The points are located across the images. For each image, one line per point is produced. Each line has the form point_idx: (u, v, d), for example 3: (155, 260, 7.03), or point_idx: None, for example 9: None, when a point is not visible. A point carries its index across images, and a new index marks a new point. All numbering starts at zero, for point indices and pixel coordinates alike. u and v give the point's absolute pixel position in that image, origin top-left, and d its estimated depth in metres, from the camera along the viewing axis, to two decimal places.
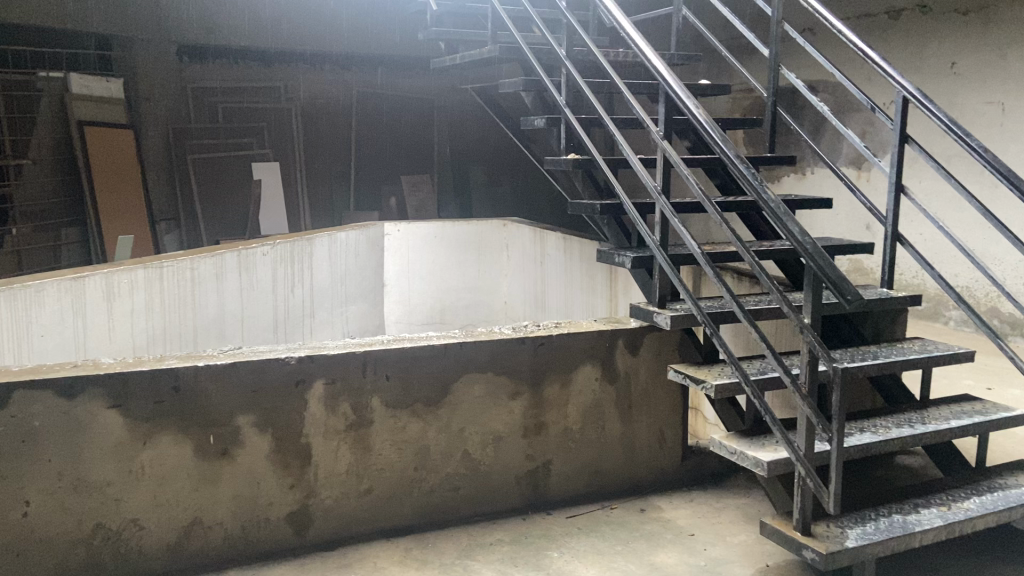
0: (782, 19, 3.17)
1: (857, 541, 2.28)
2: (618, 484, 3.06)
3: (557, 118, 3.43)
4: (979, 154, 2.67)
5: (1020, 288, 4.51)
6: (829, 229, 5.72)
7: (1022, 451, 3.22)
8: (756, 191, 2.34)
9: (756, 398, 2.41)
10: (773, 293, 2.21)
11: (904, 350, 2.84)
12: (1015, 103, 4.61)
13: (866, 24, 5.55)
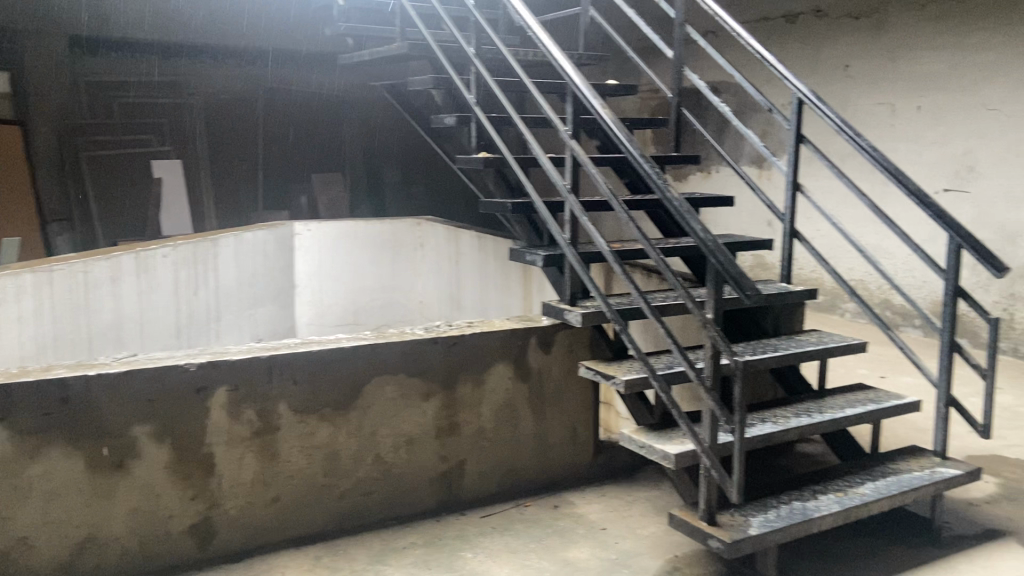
0: (684, 21, 3.25)
1: (760, 529, 2.35)
2: (531, 482, 3.07)
3: (468, 117, 3.42)
4: (867, 153, 2.79)
5: (909, 281, 4.76)
6: (733, 226, 5.91)
7: (910, 436, 3.41)
8: (661, 189, 2.38)
9: (664, 392, 2.45)
10: (677, 289, 2.25)
11: (802, 342, 2.95)
12: (903, 103, 4.87)
13: (764, 27, 5.76)
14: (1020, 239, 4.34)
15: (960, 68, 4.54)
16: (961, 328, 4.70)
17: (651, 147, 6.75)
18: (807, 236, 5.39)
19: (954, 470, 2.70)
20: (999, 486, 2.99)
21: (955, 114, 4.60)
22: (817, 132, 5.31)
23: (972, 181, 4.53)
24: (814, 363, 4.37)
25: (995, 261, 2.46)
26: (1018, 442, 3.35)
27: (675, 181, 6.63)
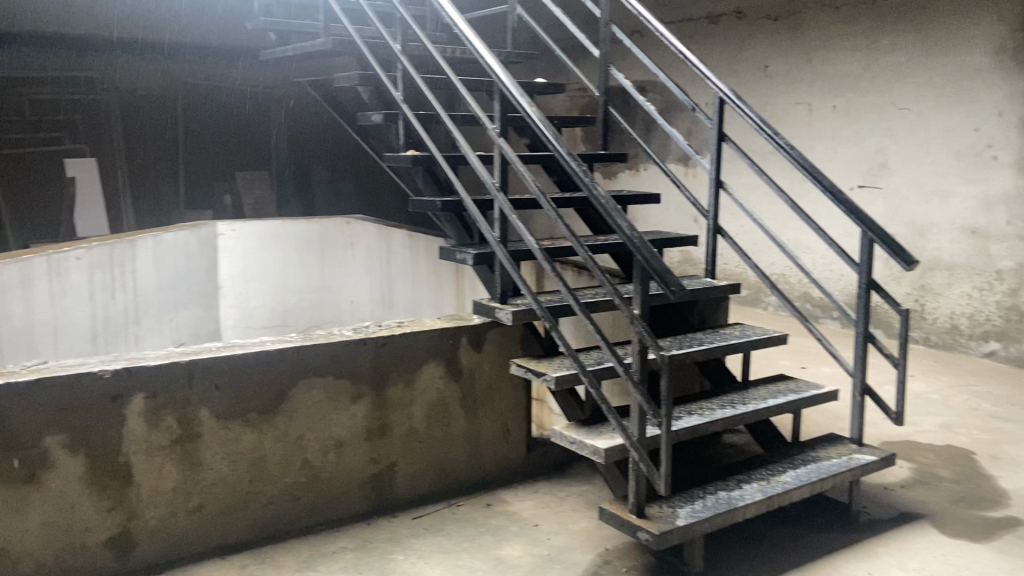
0: (610, 21, 3.28)
1: (687, 519, 2.40)
2: (463, 481, 3.06)
3: (395, 113, 3.39)
4: (786, 151, 2.87)
5: (826, 274, 4.94)
6: (661, 223, 6.03)
7: (828, 425, 3.54)
8: (588, 187, 2.39)
9: (593, 387, 2.48)
10: (605, 286, 2.27)
11: (726, 336, 3.03)
12: (819, 103, 5.04)
13: (688, 28, 5.87)
14: (929, 233, 4.55)
15: (871, 69, 4.72)
16: (876, 319, 4.91)
17: (580, 145, 6.82)
18: (731, 232, 5.53)
19: (870, 456, 2.81)
20: (913, 470, 3.13)
21: (867, 113, 4.78)
22: (738, 131, 5.46)
23: (885, 177, 4.72)
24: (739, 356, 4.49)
25: (904, 255, 2.57)
26: (929, 427, 3.51)
27: (604, 178, 6.72)
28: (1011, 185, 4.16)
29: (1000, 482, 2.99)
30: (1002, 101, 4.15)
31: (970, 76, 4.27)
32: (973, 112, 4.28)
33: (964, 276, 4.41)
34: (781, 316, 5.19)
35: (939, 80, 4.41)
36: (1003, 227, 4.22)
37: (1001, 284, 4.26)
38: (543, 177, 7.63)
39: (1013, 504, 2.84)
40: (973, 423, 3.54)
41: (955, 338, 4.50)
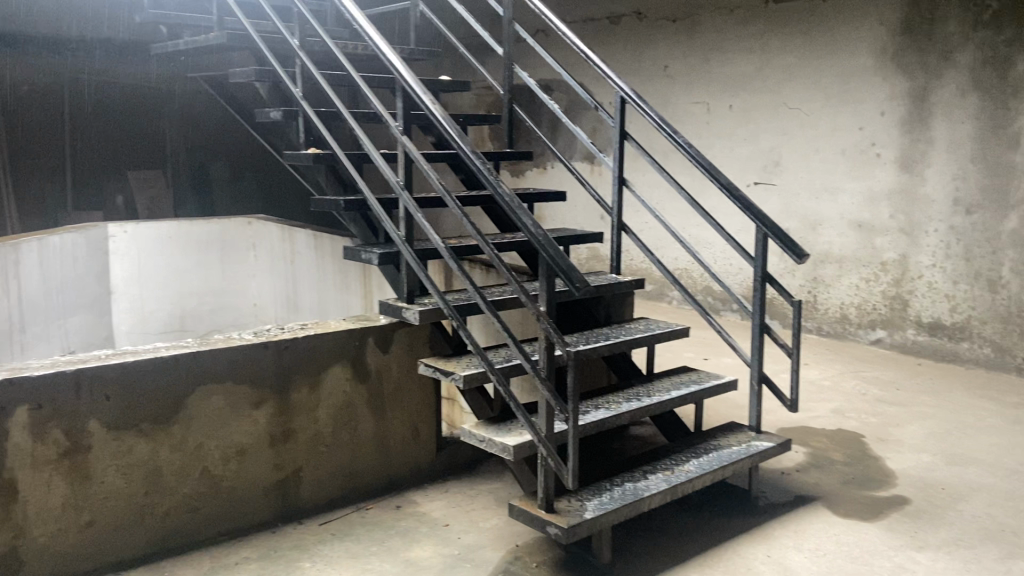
0: (512, 19, 3.29)
1: (594, 512, 2.43)
2: (372, 484, 3.02)
3: (294, 111, 3.31)
4: (684, 149, 2.94)
5: (726, 268, 5.12)
6: (569, 220, 6.11)
7: (728, 415, 3.66)
8: (493, 185, 2.38)
9: (501, 385, 2.48)
10: (511, 283, 2.26)
11: (631, 330, 3.09)
12: (716, 103, 5.20)
13: (590, 28, 5.95)
14: (820, 227, 4.76)
15: (765, 70, 4.90)
16: (772, 311, 5.11)
17: (488, 144, 6.83)
18: (636, 228, 5.64)
19: (767, 443, 2.92)
20: (808, 454, 3.27)
21: (761, 113, 4.96)
22: (640, 131, 5.58)
23: (779, 174, 4.91)
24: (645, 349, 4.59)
25: (796, 249, 2.68)
26: (822, 413, 3.68)
27: (512, 177, 6.75)
28: (893, 181, 4.41)
29: (887, 463, 3.17)
30: (884, 101, 4.39)
31: (855, 77, 4.49)
32: (858, 112, 4.50)
33: (852, 267, 4.64)
34: (685, 310, 5.34)
35: (827, 81, 4.62)
36: (887, 221, 4.46)
37: (886, 275, 4.50)
38: (450, 176, 7.60)
39: (899, 483, 3.00)
40: (862, 408, 3.73)
41: (845, 327, 4.73)
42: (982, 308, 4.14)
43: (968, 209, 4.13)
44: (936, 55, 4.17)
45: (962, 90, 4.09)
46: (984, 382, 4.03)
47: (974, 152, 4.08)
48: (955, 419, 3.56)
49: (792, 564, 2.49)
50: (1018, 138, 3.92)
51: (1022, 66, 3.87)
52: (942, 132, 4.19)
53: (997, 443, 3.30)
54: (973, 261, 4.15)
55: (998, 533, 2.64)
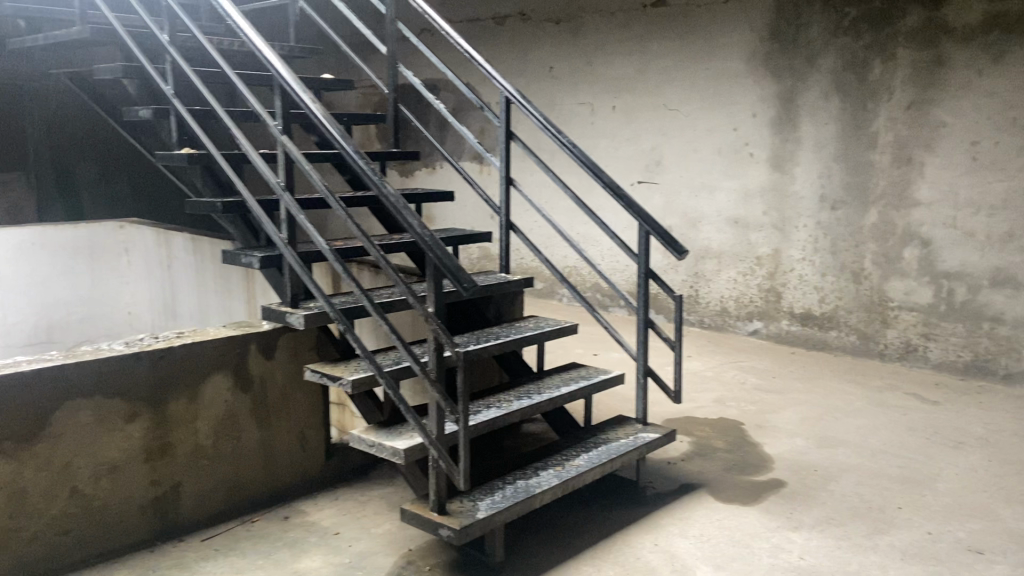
0: (395, 17, 3.25)
1: (487, 512, 2.44)
2: (258, 496, 2.92)
3: (166, 109, 3.17)
4: (569, 148, 2.98)
5: (612, 266, 5.25)
6: (459, 220, 6.13)
7: (614, 408, 3.76)
8: (377, 184, 2.34)
9: (391, 388, 2.44)
10: (398, 285, 2.22)
11: (521, 328, 3.11)
12: (600, 104, 5.31)
13: (474, 28, 5.96)
14: (700, 224, 4.95)
15: (645, 73, 5.05)
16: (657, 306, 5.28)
17: (375, 143, 6.73)
18: (525, 228, 5.71)
19: (654, 434, 3.01)
20: (691, 443, 3.38)
21: (641, 114, 5.11)
22: (527, 131, 5.64)
23: (660, 173, 5.07)
24: (535, 347, 4.65)
25: (676, 245, 2.77)
26: (704, 403, 3.83)
27: (400, 177, 6.68)
28: (766, 179, 4.63)
29: (764, 448, 3.32)
30: (756, 103, 4.60)
31: (729, 80, 4.69)
32: (733, 113, 4.70)
33: (731, 262, 4.84)
34: (574, 307, 5.44)
35: (703, 83, 4.80)
36: (761, 217, 4.68)
37: (761, 269, 4.73)
38: (336, 178, 7.46)
39: (776, 467, 3.16)
40: (741, 396, 3.90)
41: (725, 320, 4.93)
42: (848, 299, 4.41)
43: (834, 205, 4.39)
44: (801, 60, 4.41)
45: (826, 93, 4.35)
46: (850, 368, 4.30)
47: (837, 151, 4.35)
48: (823, 403, 3.79)
49: (677, 551, 2.58)
50: (875, 138, 4.21)
51: (878, 70, 4.15)
52: (808, 133, 4.44)
53: (863, 424, 3.53)
54: (840, 253, 4.41)
55: (864, 510, 2.82)
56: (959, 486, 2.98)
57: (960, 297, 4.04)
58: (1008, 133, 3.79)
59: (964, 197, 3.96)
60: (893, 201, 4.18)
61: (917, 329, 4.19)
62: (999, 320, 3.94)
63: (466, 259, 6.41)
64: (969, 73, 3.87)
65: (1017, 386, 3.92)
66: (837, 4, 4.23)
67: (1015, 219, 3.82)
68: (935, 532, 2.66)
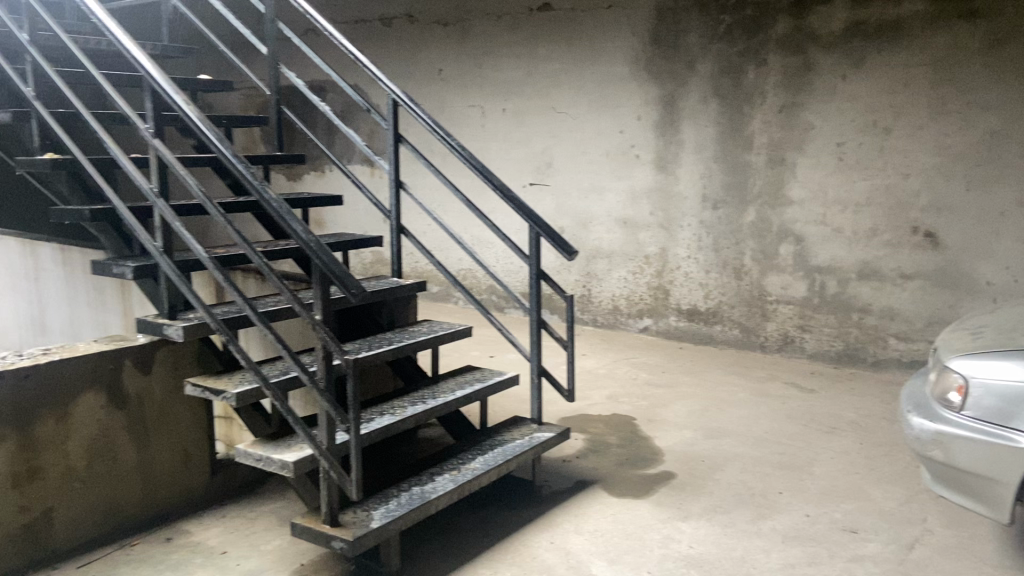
0: (275, 17, 3.16)
1: (381, 521, 2.40)
2: (138, 517, 2.79)
3: (26, 112, 2.99)
4: (458, 151, 2.96)
5: (505, 268, 5.29)
6: (350, 224, 6.05)
7: (508, 410, 3.79)
8: (258, 190, 2.24)
9: (278, 399, 2.35)
10: (283, 293, 2.14)
11: (414, 333, 3.07)
12: (490, 106, 5.33)
13: (360, 29, 5.87)
14: (591, 224, 5.05)
15: (533, 76, 5.10)
16: (551, 306, 5.35)
17: (260, 147, 6.54)
18: (417, 231, 5.69)
19: (548, 433, 3.05)
20: (585, 441, 3.44)
21: (530, 116, 5.17)
22: (416, 134, 5.61)
23: (551, 175, 5.15)
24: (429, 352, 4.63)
25: (566, 246, 2.78)
26: (597, 400, 3.90)
27: (287, 181, 6.52)
28: (652, 181, 4.77)
29: (654, 442, 3.41)
30: (640, 106, 4.73)
31: (613, 84, 4.80)
32: (618, 116, 4.82)
33: (621, 262, 4.96)
34: (469, 310, 5.45)
35: (589, 86, 4.89)
36: (648, 217, 4.82)
37: (649, 267, 4.86)
38: (217, 183, 7.20)
39: (666, 460, 3.25)
40: (633, 392, 4.00)
41: (617, 318, 5.05)
42: (730, 294, 4.60)
43: (715, 205, 4.57)
44: (681, 65, 4.55)
45: (704, 96, 4.51)
46: (734, 360, 4.48)
47: (717, 153, 4.52)
48: (708, 395, 3.94)
49: (571, 548, 2.61)
50: (751, 140, 4.40)
51: (752, 75, 4.34)
52: (689, 135, 4.59)
53: (747, 415, 3.68)
54: (722, 251, 4.58)
55: (746, 497, 2.94)
56: (834, 469, 3.15)
57: (831, 290, 4.27)
58: (869, 135, 4.04)
59: (833, 196, 4.19)
60: (769, 200, 4.39)
61: (794, 321, 4.41)
62: (866, 310, 4.18)
63: (359, 263, 6.32)
64: (834, 79, 4.10)
65: (885, 372, 4.18)
66: (713, 12, 4.40)
67: (878, 216, 4.08)
68: (812, 514, 2.81)
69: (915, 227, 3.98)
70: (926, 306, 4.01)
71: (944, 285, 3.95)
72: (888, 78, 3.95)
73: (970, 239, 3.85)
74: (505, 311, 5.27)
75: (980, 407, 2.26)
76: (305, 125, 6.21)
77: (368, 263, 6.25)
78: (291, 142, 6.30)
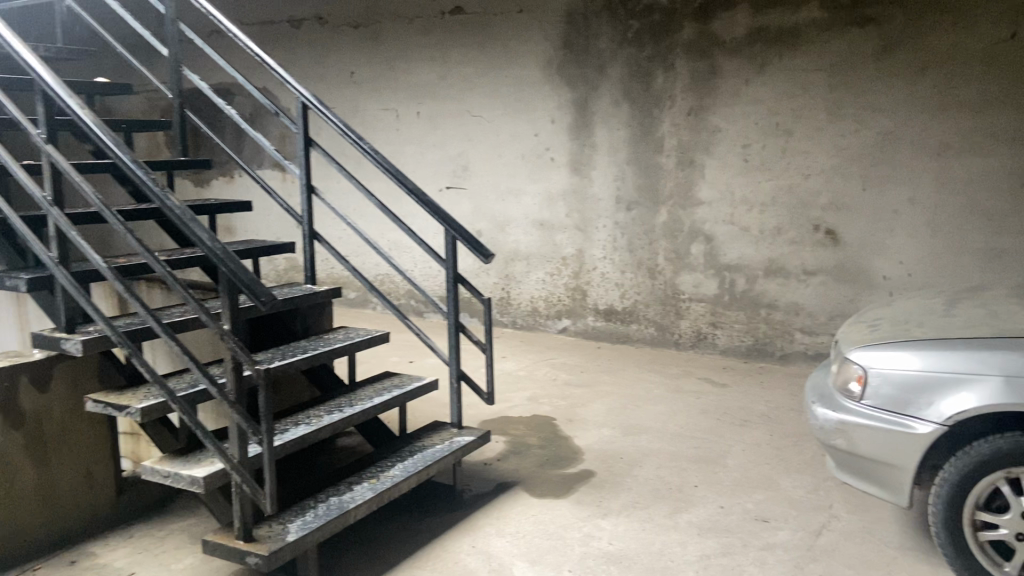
0: (176, 18, 3.06)
1: (297, 534, 2.35)
2: (39, 542, 2.65)
3: None
4: (370, 155, 2.90)
5: (423, 273, 5.27)
6: (262, 231, 5.94)
7: (426, 416, 3.77)
8: (160, 197, 2.15)
9: (186, 413, 2.26)
10: (189, 303, 2.06)
11: (330, 340, 3.01)
12: (404, 110, 5.30)
13: (268, 31, 5.75)
14: (508, 227, 5.07)
15: (446, 79, 5.09)
16: (469, 310, 5.35)
17: (164, 152, 6.32)
18: (332, 237, 5.61)
19: (468, 437, 3.05)
20: (506, 443, 3.46)
21: (445, 119, 5.16)
22: (328, 139, 5.54)
23: (467, 178, 5.15)
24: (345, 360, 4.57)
25: (481, 249, 2.76)
26: (517, 402, 3.92)
27: (195, 187, 6.32)
28: (567, 183, 4.82)
29: (574, 441, 3.45)
30: (554, 110, 4.78)
31: (527, 87, 4.84)
32: (532, 119, 4.86)
33: (539, 263, 5.00)
34: (388, 316, 5.40)
35: (502, 89, 4.92)
36: (564, 219, 4.87)
37: (566, 269, 4.92)
38: (119, 191, 6.93)
39: (585, 459, 3.29)
40: (553, 392, 4.04)
41: (536, 319, 5.09)
42: (644, 293, 4.69)
43: (629, 206, 4.66)
44: (592, 69, 4.62)
45: (616, 100, 4.59)
46: (651, 358, 4.58)
47: (629, 156, 4.61)
48: (625, 393, 4.01)
49: (493, 551, 2.61)
50: (661, 143, 4.51)
51: (660, 79, 4.45)
52: (602, 138, 4.67)
53: (662, 410, 3.76)
54: (636, 252, 4.68)
55: (660, 491, 3.00)
56: (746, 461, 3.25)
57: (740, 287, 4.41)
58: (772, 138, 4.19)
59: (740, 196, 4.33)
60: (680, 201, 4.50)
61: (706, 318, 4.53)
62: (774, 306, 4.33)
63: (272, 270, 6.18)
64: (738, 83, 4.24)
65: (792, 365, 4.34)
66: (622, 17, 4.48)
67: (783, 216, 4.23)
68: (725, 505, 2.89)
69: (817, 225, 4.16)
70: (829, 301, 4.18)
71: (844, 280, 4.13)
72: (788, 82, 4.11)
73: (868, 235, 4.04)
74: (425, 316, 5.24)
75: (879, 395, 2.36)
76: (211, 130, 6.03)
77: (282, 270, 6.13)
78: (197, 147, 6.11)
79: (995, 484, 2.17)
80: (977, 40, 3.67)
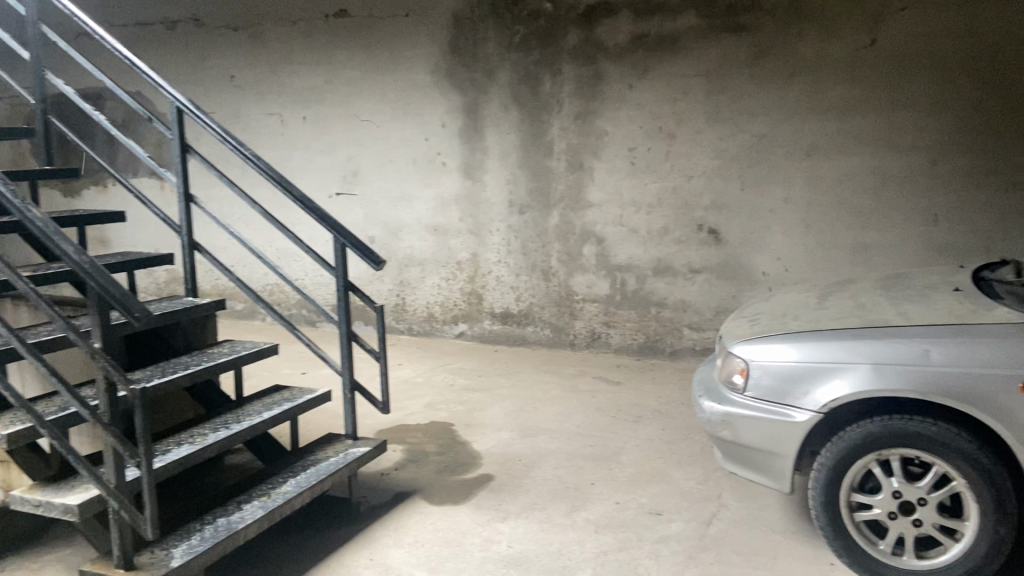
0: (36, 19, 2.88)
1: (182, 559, 2.24)
2: None
3: None
4: (253, 162, 2.79)
5: (313, 285, 5.17)
6: (141, 243, 5.69)
7: (319, 429, 3.69)
8: (20, 209, 2.02)
9: (56, 438, 2.12)
10: (55, 321, 1.93)
11: (215, 355, 2.90)
12: (290, 114, 5.17)
13: (141, 33, 5.50)
14: (402, 233, 5.03)
15: (333, 82, 5.00)
16: (364, 318, 5.28)
17: (29, 161, 5.96)
18: (215, 248, 5.42)
19: (363, 448, 3.00)
20: (404, 452, 3.42)
21: (333, 123, 5.06)
22: (207, 146, 5.35)
23: (358, 185, 5.08)
24: (230, 375, 4.44)
25: (372, 256, 2.70)
26: (414, 409, 3.89)
27: (63, 197, 5.98)
28: (460, 188, 4.82)
29: (472, 446, 3.45)
30: (444, 114, 4.76)
31: (416, 92, 4.80)
32: (422, 123, 4.83)
33: (433, 269, 4.98)
34: (277, 328, 5.27)
35: (391, 93, 4.87)
36: (457, 223, 4.87)
37: (461, 274, 4.92)
38: None
39: (484, 463, 3.30)
40: (450, 398, 4.03)
41: (433, 325, 5.06)
42: (539, 295, 4.74)
43: (521, 210, 4.70)
44: (480, 74, 4.64)
45: (505, 105, 4.62)
46: (547, 359, 4.63)
47: (520, 159, 4.65)
48: (522, 394, 4.05)
49: (390, 562, 2.57)
50: (551, 147, 4.57)
51: (548, 84, 4.50)
52: (494, 142, 4.69)
53: (557, 410, 3.82)
54: (531, 255, 4.72)
55: (555, 491, 3.04)
56: (638, 456, 3.33)
57: (631, 287, 4.52)
58: (658, 141, 4.32)
59: (628, 198, 4.44)
60: (571, 204, 4.58)
61: (599, 318, 4.62)
62: (664, 304, 4.46)
63: (152, 284, 5.92)
64: (623, 87, 4.34)
65: (682, 361, 4.48)
66: (508, 22, 4.52)
67: (669, 217, 4.37)
68: (619, 501, 2.95)
69: (701, 225, 4.30)
70: (714, 297, 4.34)
71: (728, 277, 4.29)
72: (670, 87, 4.24)
73: (749, 233, 4.21)
74: (317, 325, 5.15)
75: (760, 387, 2.46)
76: (80, 136, 5.72)
77: (162, 283, 5.88)
78: (66, 155, 5.78)
79: (867, 466, 2.29)
80: (841, 47, 3.89)
